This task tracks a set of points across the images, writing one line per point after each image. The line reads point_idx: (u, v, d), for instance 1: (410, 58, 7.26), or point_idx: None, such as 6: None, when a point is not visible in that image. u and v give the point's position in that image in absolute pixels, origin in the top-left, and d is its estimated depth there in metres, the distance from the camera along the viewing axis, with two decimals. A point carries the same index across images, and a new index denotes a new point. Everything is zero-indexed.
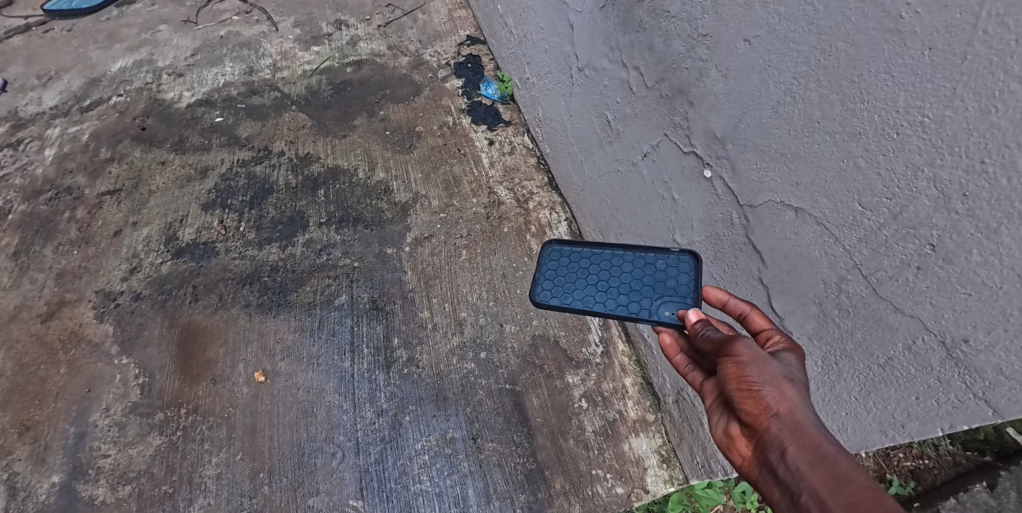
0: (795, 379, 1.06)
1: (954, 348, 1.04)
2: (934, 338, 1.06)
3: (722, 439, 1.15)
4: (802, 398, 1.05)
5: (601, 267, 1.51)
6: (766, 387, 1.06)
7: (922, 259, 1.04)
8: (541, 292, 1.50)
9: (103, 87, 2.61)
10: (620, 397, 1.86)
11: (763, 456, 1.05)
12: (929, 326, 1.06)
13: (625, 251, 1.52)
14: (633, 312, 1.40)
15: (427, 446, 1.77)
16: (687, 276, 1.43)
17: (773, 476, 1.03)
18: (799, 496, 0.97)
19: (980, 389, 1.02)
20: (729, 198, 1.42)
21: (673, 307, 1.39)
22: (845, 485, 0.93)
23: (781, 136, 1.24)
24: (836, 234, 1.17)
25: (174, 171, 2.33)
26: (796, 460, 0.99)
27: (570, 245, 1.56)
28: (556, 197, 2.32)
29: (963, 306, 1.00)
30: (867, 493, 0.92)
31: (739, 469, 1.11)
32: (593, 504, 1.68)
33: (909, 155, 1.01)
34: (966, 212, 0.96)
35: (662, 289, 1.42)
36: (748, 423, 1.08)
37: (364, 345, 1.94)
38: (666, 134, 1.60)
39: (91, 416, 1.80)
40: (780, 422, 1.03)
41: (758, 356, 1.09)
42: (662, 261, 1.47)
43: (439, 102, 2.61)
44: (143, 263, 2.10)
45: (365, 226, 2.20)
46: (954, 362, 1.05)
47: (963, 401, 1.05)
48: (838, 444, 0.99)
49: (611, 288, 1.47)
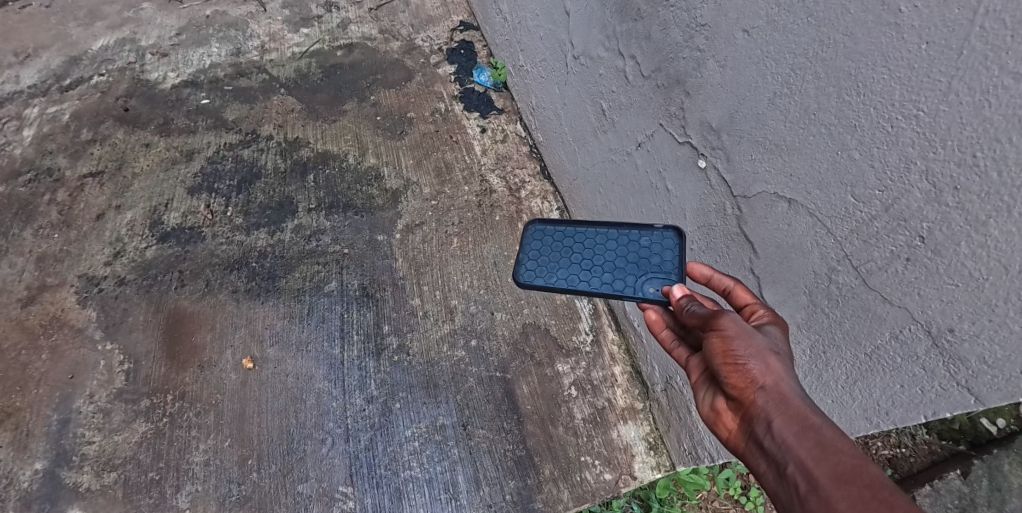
0: (780, 351, 1.07)
1: (939, 337, 1.06)
2: (921, 328, 1.09)
3: (709, 413, 1.16)
4: (787, 371, 1.06)
5: (585, 246, 1.51)
6: (752, 360, 1.07)
7: (912, 251, 1.06)
8: (524, 273, 1.50)
9: (84, 66, 2.55)
10: (609, 385, 1.88)
11: (749, 429, 1.07)
12: (916, 316, 1.09)
13: (608, 228, 1.53)
14: (617, 291, 1.42)
15: (418, 432, 1.77)
16: (670, 252, 1.45)
17: (760, 448, 1.04)
18: (786, 467, 0.98)
19: (963, 378, 1.05)
20: (723, 189, 1.44)
21: (657, 284, 1.41)
22: (831, 455, 0.95)
23: (777, 127, 1.25)
24: (828, 225, 1.19)
25: (159, 154, 2.29)
26: (782, 432, 1.00)
27: (552, 225, 1.55)
28: (548, 186, 2.33)
29: (950, 298, 1.02)
30: (852, 462, 0.93)
31: (725, 443, 1.12)
32: (581, 491, 1.70)
33: (902, 148, 1.02)
34: (955, 206, 0.97)
35: (646, 266, 1.44)
36: (735, 396, 1.09)
37: (354, 332, 1.93)
38: (661, 124, 1.60)
39: (74, 403, 1.77)
40: (767, 395, 1.04)
41: (743, 329, 1.10)
42: (646, 237, 1.48)
43: (431, 88, 2.59)
44: (127, 247, 2.06)
45: (355, 212, 2.18)
46: (938, 351, 1.07)
47: (947, 389, 1.08)
48: (823, 415, 1.01)
49: (595, 266, 1.48)
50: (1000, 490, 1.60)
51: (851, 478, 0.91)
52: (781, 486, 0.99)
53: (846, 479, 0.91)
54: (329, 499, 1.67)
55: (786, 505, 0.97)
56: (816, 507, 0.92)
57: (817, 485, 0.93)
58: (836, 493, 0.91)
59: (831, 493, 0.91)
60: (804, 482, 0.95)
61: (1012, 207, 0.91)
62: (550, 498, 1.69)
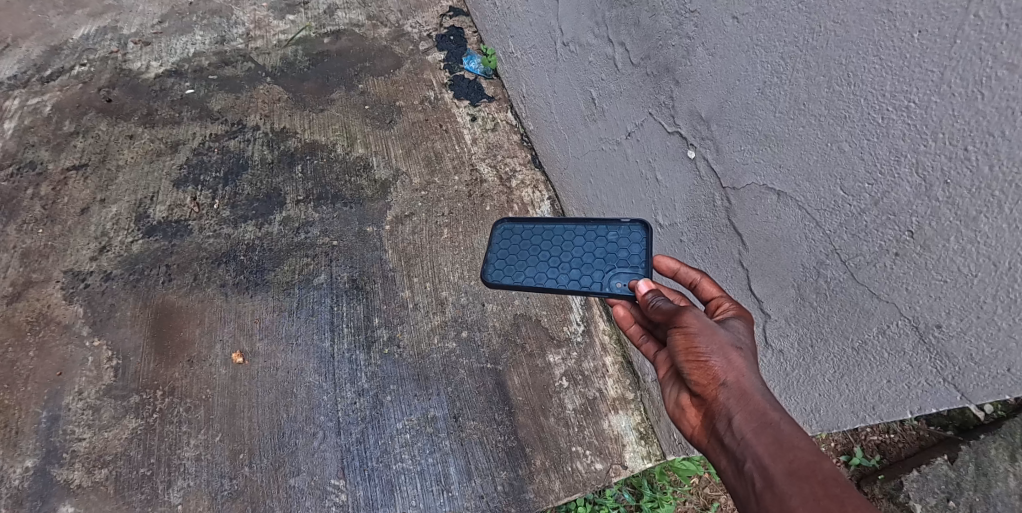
0: (742, 347, 1.10)
1: (927, 333, 1.05)
2: (908, 323, 1.08)
3: (675, 408, 1.20)
4: (749, 366, 1.09)
5: (552, 243, 1.50)
6: (714, 356, 1.10)
7: (901, 245, 1.04)
8: (492, 272, 1.49)
9: (65, 56, 2.50)
10: (600, 376, 1.87)
11: (712, 425, 1.10)
12: (904, 312, 1.08)
13: (575, 224, 1.52)
14: (584, 287, 1.41)
15: (409, 424, 1.77)
16: (637, 245, 1.44)
17: (721, 444, 1.08)
18: (744, 463, 1.02)
19: (950, 374, 1.04)
20: (712, 180, 1.42)
21: (624, 278, 1.40)
22: (786, 450, 0.99)
23: (766, 117, 1.23)
24: (817, 218, 1.17)
25: (143, 145, 2.26)
26: (742, 428, 1.04)
27: (519, 223, 1.55)
28: (539, 175, 2.31)
29: (938, 293, 1.02)
30: (807, 457, 0.97)
31: (690, 438, 1.16)
32: (573, 481, 1.71)
33: (893, 140, 1.01)
34: (946, 200, 0.96)
35: (613, 261, 1.43)
36: (698, 392, 1.13)
37: (344, 325, 1.91)
38: (651, 114, 1.58)
39: (63, 400, 1.76)
40: (728, 391, 1.07)
41: (707, 325, 1.13)
42: (614, 232, 1.47)
43: (421, 76, 2.56)
44: (112, 241, 2.04)
45: (344, 204, 2.15)
46: (925, 347, 1.06)
47: (933, 385, 1.07)
48: (781, 410, 1.05)
49: (563, 263, 1.46)
50: (986, 474, 1.60)
51: (804, 473, 0.95)
52: (739, 481, 1.03)
53: (800, 474, 0.95)
54: (322, 492, 1.67)
55: (743, 500, 1.02)
56: (770, 502, 0.96)
57: (772, 480, 0.98)
58: (790, 489, 0.95)
59: (785, 488, 0.95)
60: (760, 478, 0.99)
61: (1003, 202, 0.90)
62: (542, 488, 1.69)
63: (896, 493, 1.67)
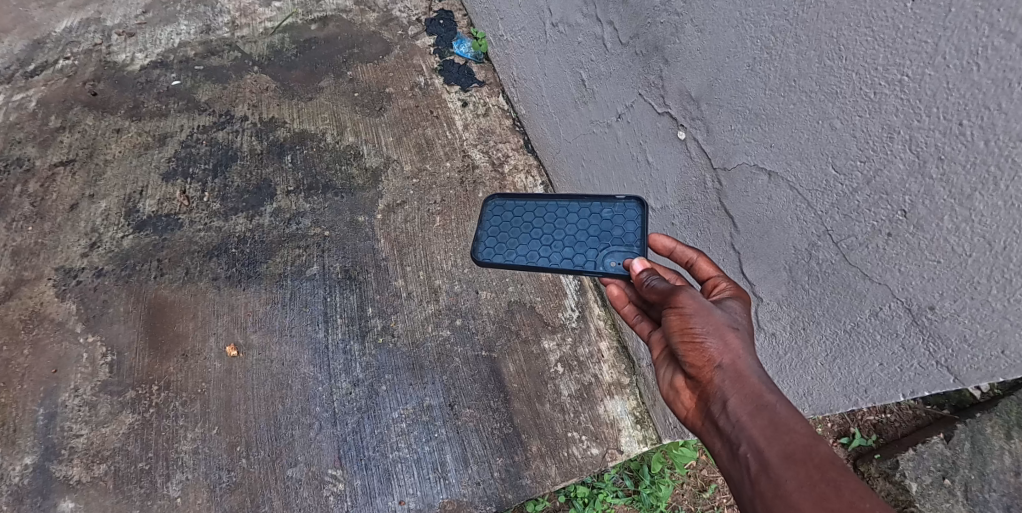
0: (738, 328, 1.09)
1: (920, 315, 1.04)
2: (901, 305, 1.06)
3: (668, 390, 1.19)
4: (745, 347, 1.08)
5: (545, 220, 1.48)
6: (709, 338, 1.08)
7: (893, 225, 1.03)
8: (483, 251, 1.47)
9: (48, 50, 2.47)
10: (595, 361, 1.86)
11: (706, 407, 1.09)
12: (897, 294, 1.06)
13: (569, 201, 1.49)
14: (578, 265, 1.39)
15: (405, 413, 1.76)
16: (633, 223, 1.42)
17: (715, 426, 1.07)
18: (738, 446, 1.01)
19: (943, 357, 1.03)
20: (702, 161, 1.40)
21: (619, 257, 1.38)
22: (782, 433, 0.98)
23: (756, 95, 1.21)
24: (808, 198, 1.15)
25: (130, 139, 2.23)
26: (737, 410, 1.03)
27: (512, 200, 1.53)
28: (532, 160, 2.29)
29: (931, 274, 1.00)
30: (802, 440, 0.96)
31: (683, 420, 1.16)
32: (569, 466, 1.71)
33: (885, 116, 0.98)
34: (939, 178, 0.94)
35: (608, 239, 1.41)
36: (693, 374, 1.11)
37: (337, 316, 1.90)
38: (641, 94, 1.56)
39: (59, 397, 1.75)
40: (723, 373, 1.06)
41: (703, 306, 1.11)
42: (608, 209, 1.45)
43: (410, 61, 2.52)
44: (103, 237, 2.02)
45: (335, 193, 2.13)
46: (918, 329, 1.05)
47: (925, 368, 1.06)
48: (777, 392, 1.04)
49: (556, 242, 1.45)
50: (982, 452, 1.65)
51: (800, 457, 0.95)
52: (733, 465, 1.02)
53: (795, 458, 0.95)
54: (319, 482, 1.67)
55: (736, 483, 1.01)
56: (765, 486, 0.96)
57: (767, 463, 0.97)
58: (785, 473, 0.94)
59: (780, 472, 0.95)
60: (754, 461, 0.98)
61: (999, 178, 0.87)
62: (539, 474, 1.69)
63: (891, 472, 1.71)
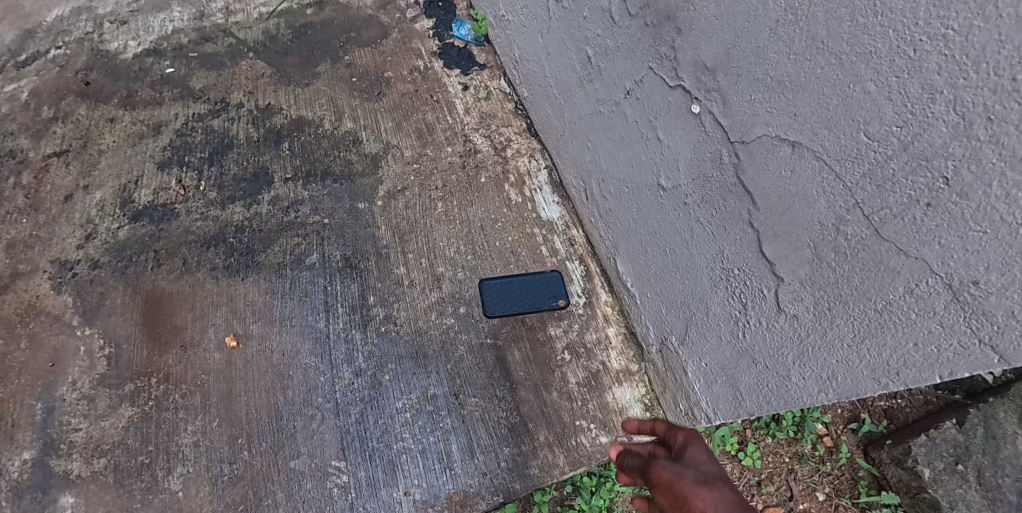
0: None
1: (962, 291, 1.00)
2: (941, 281, 1.02)
3: None
4: None
5: None
6: None
7: (934, 194, 0.99)
8: None
9: (40, 40, 2.39)
10: (603, 348, 1.82)
11: None
12: (936, 268, 1.02)
13: None
14: None
15: (409, 403, 1.72)
16: None
17: None
18: None
19: (987, 335, 0.98)
20: (719, 135, 1.36)
21: None
22: None
23: (780, 61, 1.17)
24: (837, 169, 1.12)
25: (124, 128, 2.18)
26: None
27: None
28: (535, 143, 2.23)
29: (977, 246, 0.96)
30: None
31: None
32: (577, 455, 1.67)
33: (927, 76, 0.95)
34: (988, 139, 0.91)
35: None
36: None
37: (338, 305, 1.86)
38: (651, 68, 1.53)
39: (57, 391, 1.72)
40: None
41: None
42: None
43: (409, 45, 2.47)
44: (98, 228, 1.98)
45: (334, 180, 2.09)
46: (959, 306, 1.01)
47: (967, 347, 1.02)
48: None
49: None
50: (995, 438, 1.70)
51: None
52: None
53: None
54: (322, 474, 1.63)
55: None
56: None
57: None
58: None
59: None
60: None
61: None
62: (546, 463, 1.66)
63: (903, 458, 1.78)
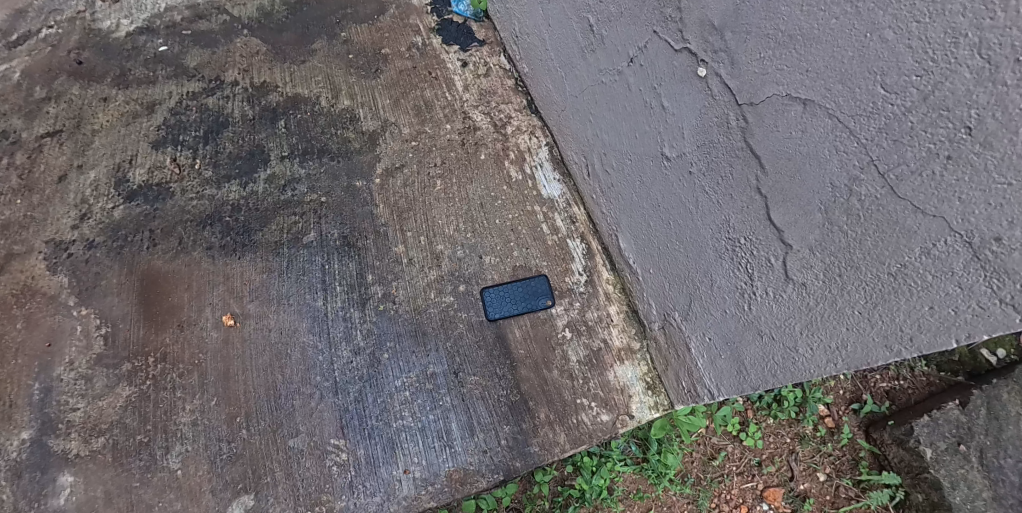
0: None
1: (982, 249, 0.98)
2: (960, 239, 1.00)
3: None
4: None
5: None
6: None
7: (955, 145, 0.97)
8: None
9: (30, 18, 2.34)
10: (604, 326, 1.80)
11: None
12: (955, 226, 1.00)
13: None
14: None
15: (408, 382, 1.71)
16: None
17: None
18: None
19: (1008, 294, 0.97)
20: (726, 98, 1.34)
21: None
22: None
23: (791, 15, 1.15)
24: (851, 126, 1.10)
25: (118, 108, 2.15)
26: None
27: None
28: (535, 120, 2.19)
29: (1000, 200, 0.94)
30: None
31: None
32: (578, 433, 1.66)
33: (950, 18, 0.93)
34: (1015, 84, 0.89)
35: None
36: None
37: (336, 283, 1.84)
38: (655, 31, 1.50)
39: (54, 371, 1.70)
40: None
41: None
42: None
43: (407, 21, 2.42)
44: (93, 208, 1.95)
45: (331, 158, 2.06)
46: (980, 265, 0.99)
47: (986, 308, 1.00)
48: None
49: None
50: (997, 419, 1.66)
51: None
52: None
53: None
54: (321, 452, 1.62)
55: None
56: None
57: None
58: None
59: None
60: None
61: None
62: (547, 441, 1.65)
63: (906, 438, 1.76)
